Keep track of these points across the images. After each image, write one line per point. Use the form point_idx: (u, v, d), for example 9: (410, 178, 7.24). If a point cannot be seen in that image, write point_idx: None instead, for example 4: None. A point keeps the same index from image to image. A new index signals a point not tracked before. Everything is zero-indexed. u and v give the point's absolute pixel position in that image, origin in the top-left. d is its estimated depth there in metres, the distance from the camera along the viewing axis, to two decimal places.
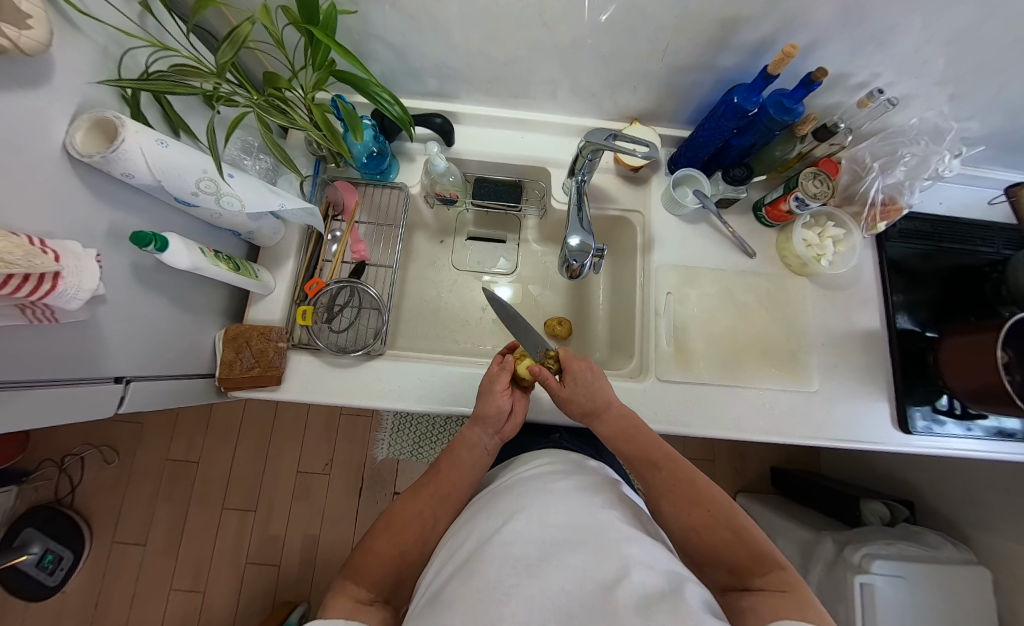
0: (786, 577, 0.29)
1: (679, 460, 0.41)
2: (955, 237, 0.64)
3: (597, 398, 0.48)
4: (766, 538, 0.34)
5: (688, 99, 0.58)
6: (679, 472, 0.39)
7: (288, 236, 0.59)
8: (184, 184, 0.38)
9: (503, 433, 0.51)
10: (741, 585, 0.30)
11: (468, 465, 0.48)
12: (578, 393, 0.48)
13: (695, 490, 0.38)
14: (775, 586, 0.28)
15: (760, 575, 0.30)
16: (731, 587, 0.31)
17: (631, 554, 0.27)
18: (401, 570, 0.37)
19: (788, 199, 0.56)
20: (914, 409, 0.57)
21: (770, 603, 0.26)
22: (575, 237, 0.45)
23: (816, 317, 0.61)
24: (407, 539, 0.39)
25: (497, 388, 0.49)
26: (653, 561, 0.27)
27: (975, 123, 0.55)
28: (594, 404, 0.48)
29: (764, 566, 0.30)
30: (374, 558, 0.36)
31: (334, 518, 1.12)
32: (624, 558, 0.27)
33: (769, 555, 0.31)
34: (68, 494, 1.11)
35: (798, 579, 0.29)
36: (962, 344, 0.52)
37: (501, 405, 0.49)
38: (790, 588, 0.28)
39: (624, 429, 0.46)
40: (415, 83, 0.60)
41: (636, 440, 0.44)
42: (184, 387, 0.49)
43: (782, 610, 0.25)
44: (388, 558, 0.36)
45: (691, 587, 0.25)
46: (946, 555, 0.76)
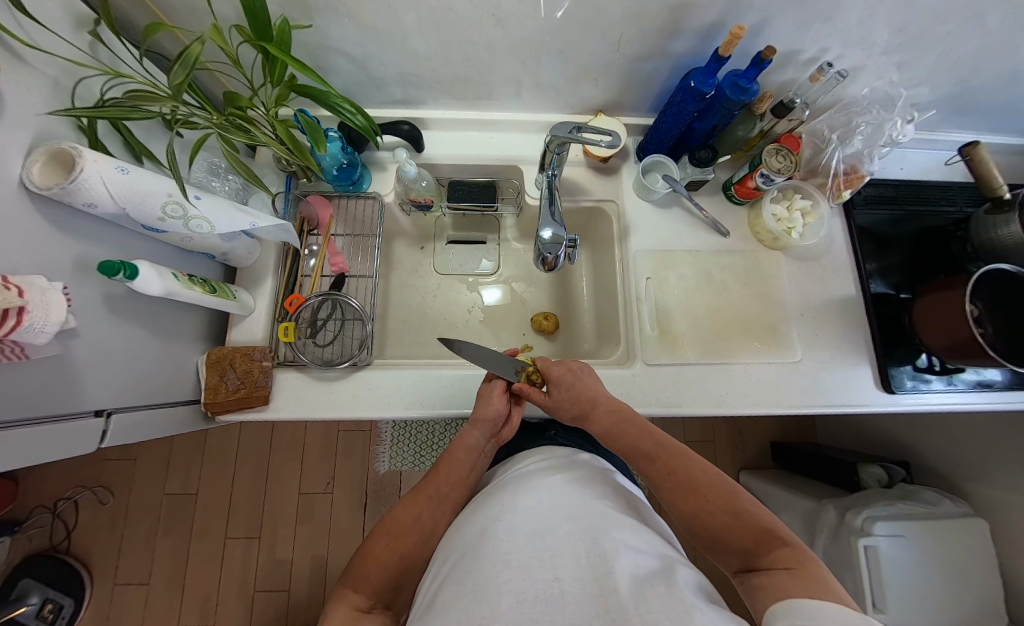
0: (793, 552, 0.29)
1: (672, 446, 0.42)
2: (919, 199, 0.66)
3: (582, 400, 0.49)
4: (771, 514, 0.34)
5: (649, 87, 0.59)
6: (674, 461, 0.40)
7: (264, 255, 0.58)
8: (149, 210, 0.37)
9: (500, 437, 0.51)
10: (750, 566, 0.31)
11: (467, 466, 0.48)
12: (562, 401, 0.50)
13: (690, 477, 0.38)
14: (782, 563, 0.28)
15: (766, 554, 0.30)
16: (743, 568, 0.31)
17: (619, 539, 0.29)
18: (400, 574, 0.37)
19: (754, 176, 0.57)
20: (896, 369, 0.58)
21: (776, 583, 0.26)
22: (547, 230, 0.46)
23: (793, 288, 0.62)
24: (405, 542, 0.39)
25: (494, 393, 0.50)
26: (646, 547, 0.29)
27: (923, 89, 0.57)
28: (580, 406, 0.49)
29: (769, 546, 0.30)
30: (372, 563, 0.36)
31: (341, 536, 1.11)
32: (614, 544, 0.28)
33: (775, 531, 0.31)
34: (64, 539, 1.08)
35: (806, 554, 0.29)
36: (933, 302, 0.54)
37: (500, 408, 0.50)
38: (797, 564, 0.28)
39: (615, 422, 0.46)
40: (379, 92, 0.60)
41: (628, 431, 0.45)
42: (169, 415, 0.48)
43: (787, 588, 0.25)
44: (385, 562, 0.37)
45: (683, 571, 0.26)
46: (944, 510, 0.78)
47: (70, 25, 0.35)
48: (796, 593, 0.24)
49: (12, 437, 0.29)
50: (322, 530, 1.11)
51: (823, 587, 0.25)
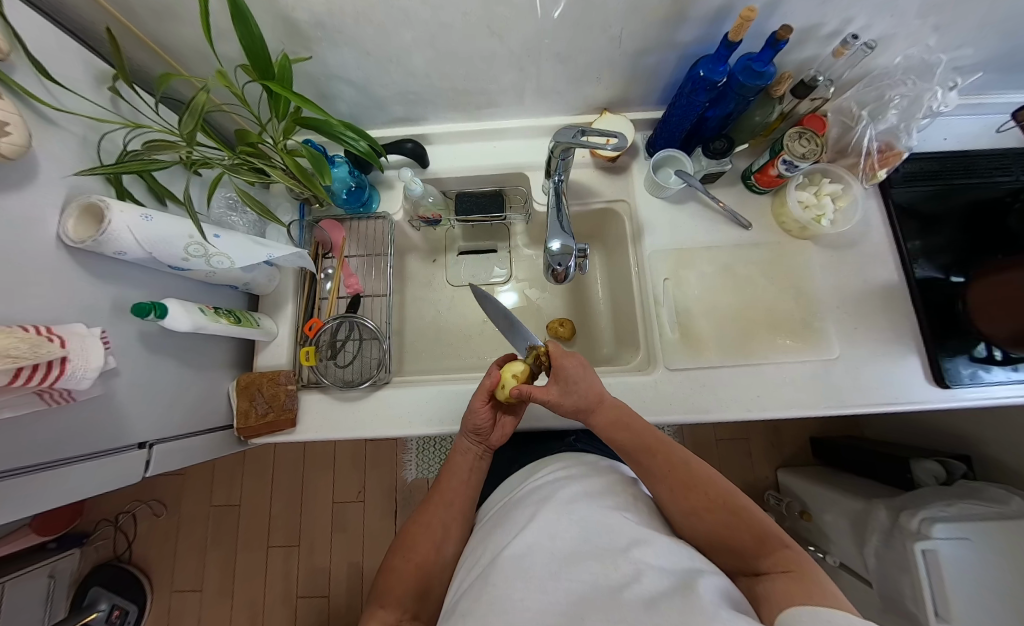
0: (790, 555, 0.29)
1: (668, 444, 0.40)
2: (967, 171, 0.60)
3: (586, 394, 0.44)
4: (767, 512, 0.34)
5: (655, 80, 0.57)
6: (673, 458, 0.39)
7: (284, 281, 0.60)
8: (174, 252, 0.39)
9: (491, 442, 0.49)
10: (751, 571, 0.30)
11: (467, 471, 0.47)
12: (569, 394, 0.44)
13: (688, 475, 0.37)
14: (782, 567, 0.28)
15: (765, 556, 0.30)
16: (743, 571, 0.31)
17: (645, 558, 0.27)
18: (423, 583, 0.37)
19: (775, 163, 0.53)
20: (951, 361, 0.53)
21: (780, 588, 0.26)
22: (556, 241, 0.45)
23: (827, 279, 0.58)
24: (421, 553, 0.39)
25: (478, 403, 0.46)
26: (669, 562, 0.27)
27: (967, 50, 0.51)
28: (586, 400, 0.44)
29: (768, 547, 0.30)
30: (395, 579, 0.37)
31: (373, 544, 1.14)
32: (636, 562, 0.26)
33: (773, 534, 0.31)
34: (125, 550, 1.17)
35: (803, 557, 0.29)
36: (991, 285, 0.48)
37: (484, 420, 0.46)
38: (796, 566, 0.28)
39: (617, 420, 0.43)
40: (382, 113, 0.61)
41: (628, 428, 0.42)
42: (206, 442, 0.50)
43: (792, 595, 0.25)
44: (405, 579, 0.37)
45: (708, 580, 0.25)
46: (1015, 509, 0.71)
47: (92, 84, 0.37)
48: (800, 597, 0.24)
49: (64, 476, 0.31)
50: (354, 538, 1.15)
51: (822, 590, 0.25)
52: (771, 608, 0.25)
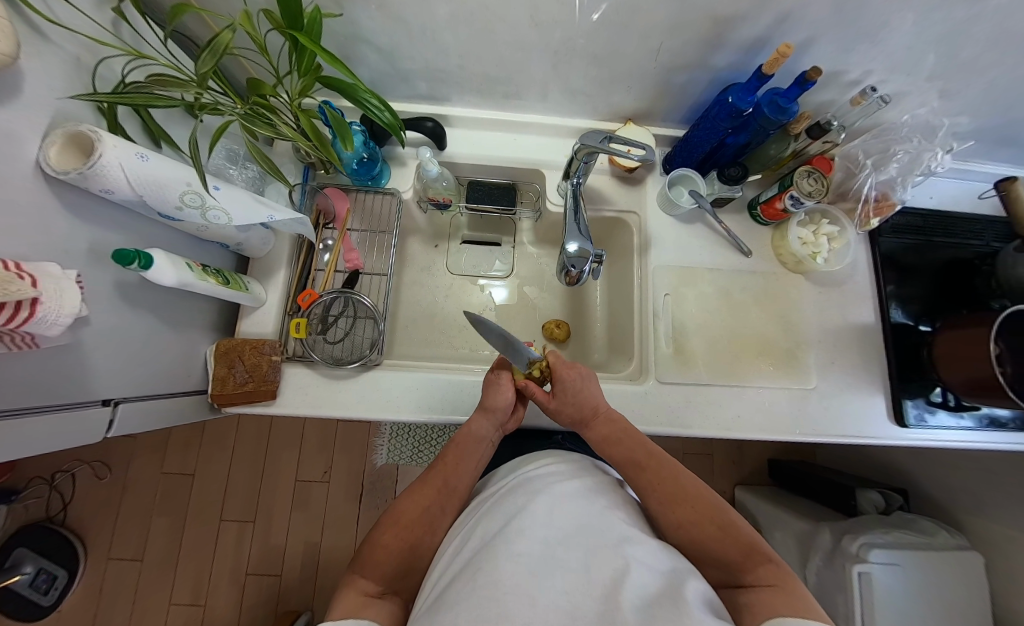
0: (775, 569, 0.30)
1: (661, 457, 0.42)
2: (946, 230, 0.64)
3: (585, 405, 0.48)
4: (751, 526, 0.35)
5: (682, 99, 0.58)
6: (665, 470, 0.41)
7: (279, 246, 0.57)
8: (167, 199, 0.36)
9: (507, 427, 0.51)
10: (735, 582, 0.31)
11: (474, 457, 0.47)
12: (566, 404, 0.48)
13: (680, 488, 0.39)
14: (768, 580, 0.30)
15: (749, 569, 0.31)
16: (728, 583, 0.32)
17: (633, 553, 0.28)
18: (409, 561, 0.36)
19: (783, 197, 0.56)
20: (909, 401, 0.58)
21: (763, 599, 0.28)
22: (573, 244, 0.45)
23: (813, 313, 0.61)
24: (413, 533, 0.38)
25: (502, 378, 0.49)
26: (656, 561, 0.29)
27: (965, 118, 0.55)
28: (582, 412, 0.48)
29: (754, 560, 0.32)
30: (382, 553, 0.36)
31: (335, 526, 1.11)
32: (626, 558, 0.28)
33: (758, 547, 0.33)
34: (59, 511, 1.08)
35: (787, 573, 0.30)
36: (957, 337, 0.52)
37: (504, 401, 0.48)
38: (780, 582, 0.29)
39: (613, 432, 0.46)
40: (405, 86, 0.58)
41: (622, 440, 0.45)
42: (175, 406, 0.47)
43: (777, 608, 0.26)
44: (392, 552, 0.36)
45: (692, 584, 0.26)
46: (941, 541, 0.78)
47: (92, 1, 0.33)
48: (787, 611, 0.25)
49: (19, 428, 0.28)
50: (316, 519, 1.12)
51: (806, 607, 0.26)
52: (756, 617, 0.26)
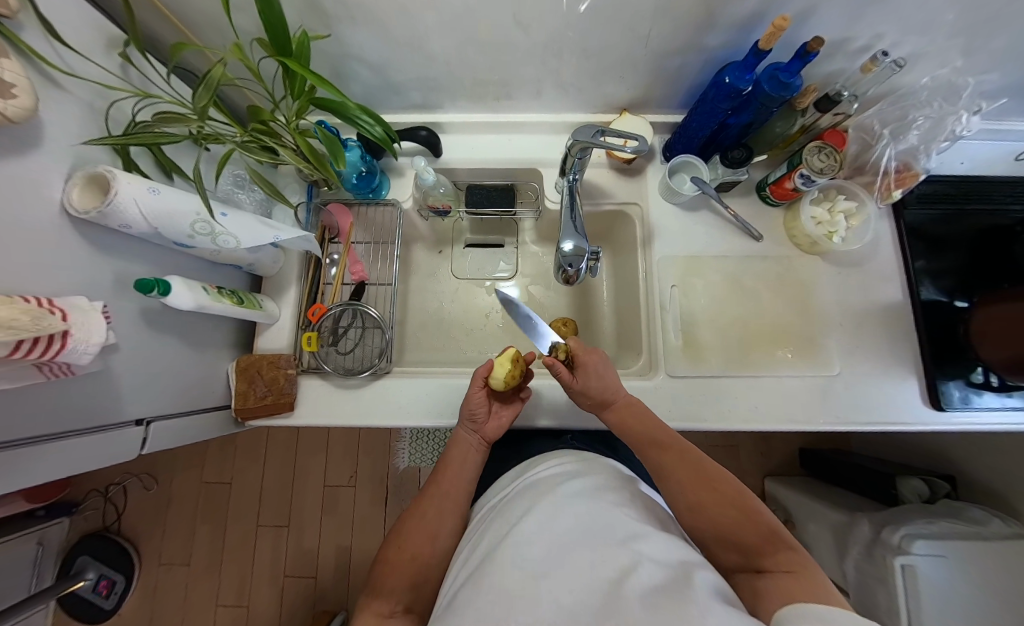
0: (796, 557, 0.30)
1: (682, 442, 0.42)
2: (981, 197, 0.59)
3: (606, 388, 0.47)
4: (779, 519, 0.34)
5: (678, 83, 0.56)
6: (685, 456, 0.41)
7: (288, 264, 0.59)
8: (179, 229, 0.38)
9: (486, 431, 0.52)
10: (750, 566, 0.31)
11: (461, 462, 0.49)
12: (588, 384, 0.48)
13: (699, 472, 0.39)
14: (786, 565, 0.29)
15: (768, 554, 0.30)
16: (742, 567, 0.32)
17: (642, 551, 0.28)
18: (417, 574, 0.38)
19: (793, 177, 0.53)
20: (948, 384, 0.54)
21: (779, 584, 0.27)
22: (568, 242, 0.44)
23: (832, 295, 0.58)
24: (417, 545, 0.40)
25: (478, 385, 0.51)
26: (665, 555, 0.28)
27: (994, 74, 0.51)
28: (602, 395, 0.48)
29: (774, 547, 0.31)
30: (389, 571, 0.37)
31: (362, 529, 1.15)
32: (634, 554, 0.27)
33: (779, 536, 0.32)
34: (114, 520, 1.17)
35: (808, 561, 0.29)
36: (995, 313, 0.49)
37: (479, 405, 0.51)
38: (799, 568, 0.28)
39: (635, 413, 0.46)
40: (398, 97, 0.59)
41: (643, 420, 0.45)
42: (203, 421, 0.50)
43: (794, 594, 0.25)
44: (400, 572, 0.37)
45: (701, 575, 0.26)
46: (994, 530, 0.73)
47: (100, 50, 0.36)
48: (804, 597, 0.25)
49: (63, 449, 0.31)
50: (344, 521, 1.16)
51: (823, 591, 0.25)
52: (772, 603, 0.26)
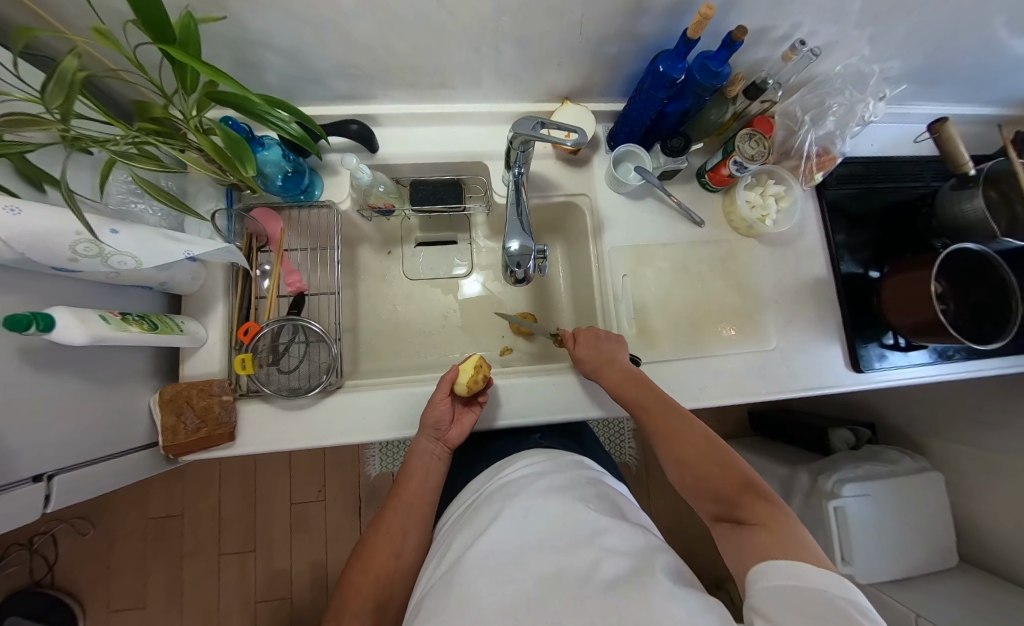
0: (770, 506, 0.32)
1: (670, 406, 0.45)
2: (887, 176, 0.66)
3: (603, 357, 0.50)
4: (756, 471, 0.37)
5: (616, 71, 0.55)
6: (672, 417, 0.43)
7: (211, 279, 0.53)
8: (56, 253, 0.31)
9: (448, 437, 0.51)
10: (728, 515, 0.34)
11: (424, 473, 0.49)
12: (587, 353, 0.52)
13: (685, 434, 0.41)
14: (758, 516, 0.31)
15: (743, 503, 0.33)
16: (721, 515, 0.35)
17: (604, 545, 0.29)
18: (381, 594, 0.40)
19: (727, 163, 0.55)
20: (864, 347, 0.60)
21: (752, 535, 0.29)
22: (514, 242, 0.43)
23: (766, 274, 0.62)
24: (379, 566, 0.41)
25: (439, 397, 0.49)
26: (625, 545, 0.29)
27: (895, 62, 0.55)
28: (596, 363, 0.50)
29: (748, 496, 0.34)
30: (354, 595, 0.39)
31: (338, 541, 1.12)
32: (595, 550, 0.28)
33: (755, 486, 0.34)
34: (45, 574, 1.04)
35: (781, 510, 0.31)
36: (901, 282, 0.54)
37: (443, 413, 0.49)
38: (770, 518, 0.31)
39: (626, 378, 0.48)
40: (321, 88, 0.54)
41: (634, 386, 0.47)
42: (123, 464, 0.45)
43: (765, 548, 0.28)
44: (366, 595, 0.39)
45: (659, 561, 0.28)
46: (905, 466, 0.84)
47: None
48: (775, 551, 0.27)
49: None
50: (318, 537, 1.12)
51: (794, 542, 0.28)
52: (745, 554, 0.29)
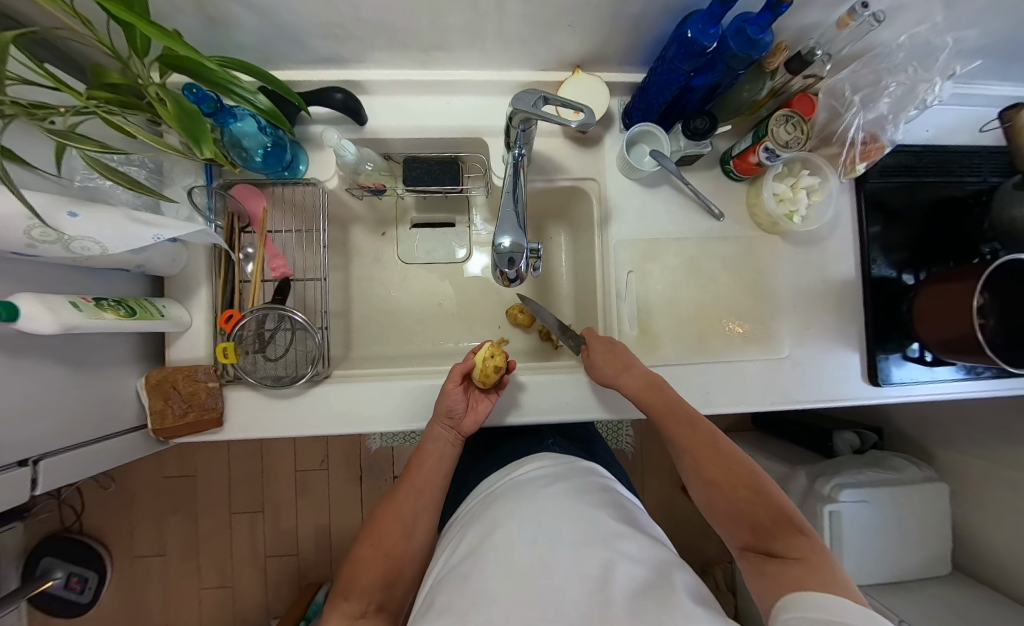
0: (807, 543, 0.30)
1: (699, 424, 0.43)
2: (941, 169, 0.58)
3: (621, 365, 0.48)
4: (794, 504, 0.35)
5: (638, 35, 0.48)
6: (701, 436, 0.42)
7: (193, 260, 0.51)
8: (11, 240, 0.27)
9: (463, 427, 0.50)
10: (760, 546, 0.32)
11: (436, 459, 0.48)
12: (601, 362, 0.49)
13: (716, 456, 0.40)
14: (795, 552, 0.30)
15: (779, 538, 0.31)
16: (751, 546, 0.33)
17: (622, 550, 0.28)
18: (389, 573, 0.39)
19: (756, 150, 0.48)
20: (885, 359, 0.56)
21: (788, 569, 0.28)
22: (505, 238, 0.38)
23: (787, 275, 0.57)
24: (390, 544, 0.41)
25: (451, 385, 0.48)
26: (642, 554, 0.29)
27: (974, 32, 0.46)
28: (615, 371, 0.48)
29: (784, 531, 0.32)
30: (361, 570, 0.38)
31: (340, 507, 1.18)
32: (615, 552, 0.28)
33: (791, 520, 0.33)
34: (73, 521, 1.13)
35: (819, 548, 0.30)
36: (939, 292, 0.49)
37: (455, 401, 0.48)
38: (810, 555, 0.29)
39: (651, 390, 0.46)
40: (302, 49, 0.48)
41: (657, 397, 0.45)
42: (112, 445, 0.45)
43: (799, 581, 0.26)
44: (374, 571, 0.38)
45: (679, 576, 0.27)
46: (909, 475, 0.82)
47: None
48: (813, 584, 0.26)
49: None
50: (321, 502, 1.18)
51: (834, 581, 0.26)
52: (776, 586, 0.28)
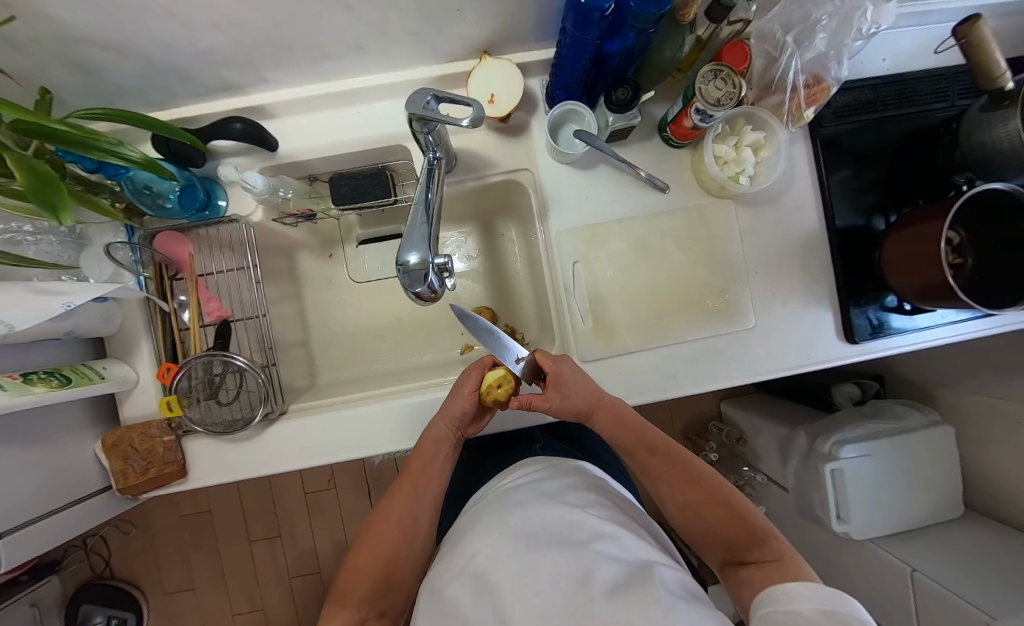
0: (778, 545, 0.30)
1: (669, 447, 0.43)
2: (902, 99, 0.53)
3: (587, 393, 0.44)
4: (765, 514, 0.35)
5: (540, 10, 0.44)
6: (672, 459, 0.41)
7: (129, 317, 0.50)
8: None
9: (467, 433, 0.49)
10: (738, 558, 0.32)
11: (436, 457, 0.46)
12: (571, 394, 0.44)
13: (689, 475, 0.40)
14: (771, 555, 0.29)
15: (754, 545, 0.31)
16: (731, 560, 0.33)
17: (598, 549, 0.24)
18: (389, 576, 0.38)
19: (689, 113, 0.45)
20: (860, 315, 0.53)
21: (759, 572, 0.28)
22: (410, 255, 0.34)
23: (745, 240, 0.54)
24: (388, 548, 0.39)
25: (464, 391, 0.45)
26: (624, 553, 0.25)
27: None
28: (584, 404, 0.44)
29: (758, 539, 0.32)
30: (358, 576, 0.38)
31: (353, 522, 1.20)
32: (594, 553, 0.23)
33: (763, 527, 0.33)
34: (105, 568, 1.18)
35: (790, 548, 0.30)
36: (909, 236, 0.45)
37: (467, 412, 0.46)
38: (782, 554, 0.29)
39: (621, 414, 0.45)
40: (192, 83, 0.45)
41: (623, 425, 0.44)
42: (80, 510, 0.46)
43: (768, 576, 0.26)
44: (372, 575, 0.38)
45: (663, 573, 0.23)
46: (911, 423, 0.79)
47: None
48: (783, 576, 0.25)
49: None
50: (334, 520, 1.21)
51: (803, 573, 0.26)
52: (751, 591, 0.27)
